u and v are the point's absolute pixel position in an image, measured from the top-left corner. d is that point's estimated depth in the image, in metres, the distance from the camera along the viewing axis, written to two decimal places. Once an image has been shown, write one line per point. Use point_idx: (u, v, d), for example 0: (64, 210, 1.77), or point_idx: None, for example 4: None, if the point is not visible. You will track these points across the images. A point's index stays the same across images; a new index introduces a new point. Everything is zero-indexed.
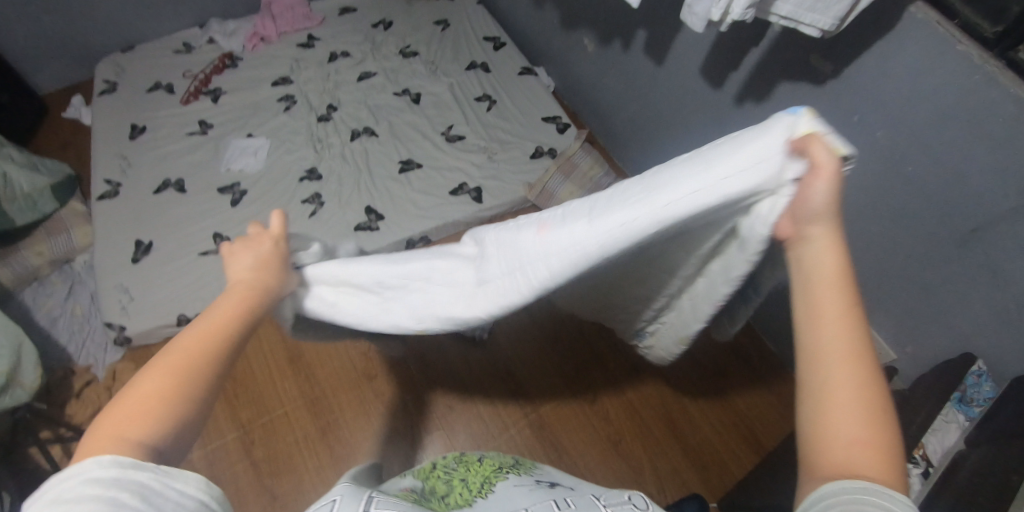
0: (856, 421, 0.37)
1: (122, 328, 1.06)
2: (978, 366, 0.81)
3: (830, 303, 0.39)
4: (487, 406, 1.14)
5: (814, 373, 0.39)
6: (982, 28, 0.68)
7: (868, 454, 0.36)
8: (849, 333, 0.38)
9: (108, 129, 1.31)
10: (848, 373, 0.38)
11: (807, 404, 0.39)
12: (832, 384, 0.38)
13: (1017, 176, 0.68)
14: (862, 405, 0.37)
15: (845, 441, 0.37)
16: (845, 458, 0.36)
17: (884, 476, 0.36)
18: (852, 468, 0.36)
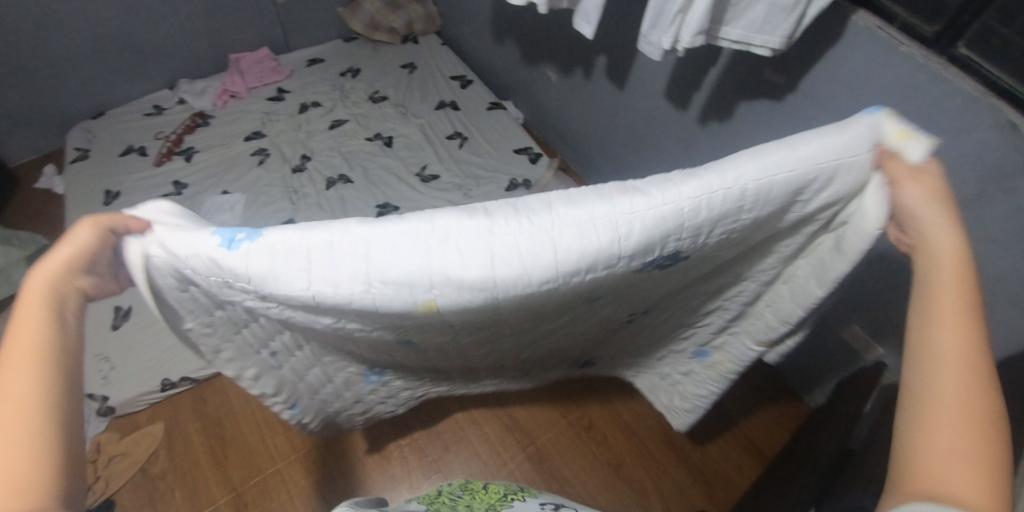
0: (955, 432, 0.38)
1: (105, 398, 1.06)
2: None
3: (946, 310, 0.42)
4: (483, 444, 1.12)
5: (921, 380, 0.41)
6: (921, 30, 0.71)
7: (964, 468, 0.36)
8: (962, 344, 0.41)
9: (81, 196, 1.30)
10: (956, 384, 0.40)
11: (913, 407, 0.41)
12: (940, 390, 0.40)
13: (976, 164, 0.70)
14: (966, 417, 0.38)
15: (941, 452, 0.37)
16: (941, 467, 0.37)
17: (980, 496, 0.35)
18: (944, 481, 0.36)
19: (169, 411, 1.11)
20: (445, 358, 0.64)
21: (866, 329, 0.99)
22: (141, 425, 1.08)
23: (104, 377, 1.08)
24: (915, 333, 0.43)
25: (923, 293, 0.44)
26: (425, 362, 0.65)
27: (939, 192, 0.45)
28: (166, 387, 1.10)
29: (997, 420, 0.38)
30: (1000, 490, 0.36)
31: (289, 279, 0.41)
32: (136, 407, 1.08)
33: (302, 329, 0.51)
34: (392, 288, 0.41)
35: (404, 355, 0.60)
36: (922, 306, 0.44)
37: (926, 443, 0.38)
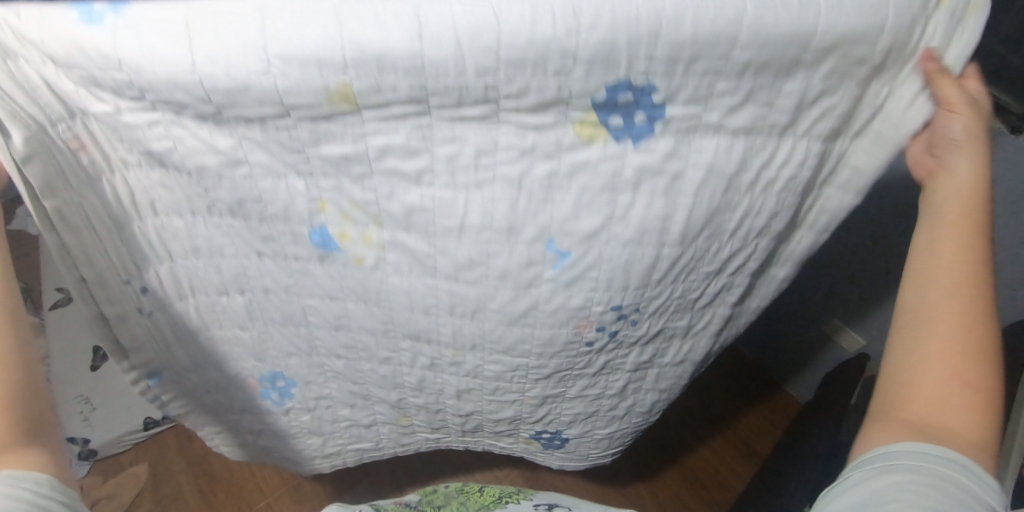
0: (943, 368, 0.38)
1: (86, 441, 1.04)
2: None
3: (948, 241, 0.40)
4: (476, 462, 1.11)
5: (916, 316, 0.41)
6: None
7: (951, 403, 0.38)
8: (959, 274, 0.39)
9: None
10: (950, 320, 0.39)
11: (901, 351, 0.41)
12: (931, 335, 0.39)
13: None
14: (958, 352, 0.38)
15: (929, 387, 0.39)
16: (927, 404, 0.38)
17: (966, 429, 0.37)
18: (931, 419, 0.38)
19: (155, 449, 1.09)
20: (411, 362, 0.57)
21: (848, 323, 0.99)
22: (125, 467, 1.06)
23: (85, 419, 1.06)
24: (916, 258, 0.42)
25: (927, 218, 0.41)
26: (392, 366, 0.59)
27: (971, 142, 0.38)
28: (150, 426, 1.08)
29: (991, 348, 0.38)
30: (986, 420, 0.37)
31: (159, 63, 0.29)
32: (119, 448, 1.06)
33: (244, 223, 0.42)
34: (292, 73, 0.29)
35: (366, 336, 0.54)
36: (921, 237, 0.41)
37: (913, 389, 0.39)
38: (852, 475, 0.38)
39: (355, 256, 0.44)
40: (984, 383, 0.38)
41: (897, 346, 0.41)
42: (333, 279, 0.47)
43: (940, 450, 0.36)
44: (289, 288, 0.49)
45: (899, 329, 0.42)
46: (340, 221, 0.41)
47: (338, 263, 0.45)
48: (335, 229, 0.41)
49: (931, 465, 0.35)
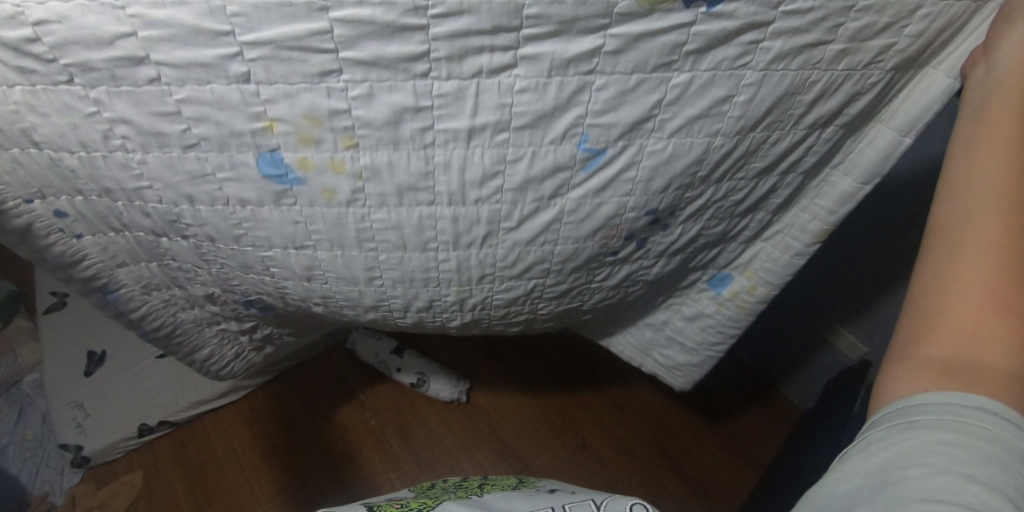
0: (984, 270, 0.36)
1: (79, 447, 1.02)
2: None
3: (1003, 140, 0.38)
4: (475, 469, 1.09)
5: (951, 215, 0.39)
6: None
7: (988, 310, 0.35)
8: (1000, 167, 0.37)
9: None
10: (994, 218, 0.37)
11: (938, 245, 0.39)
12: (965, 218, 0.38)
13: None
14: (1003, 251, 0.36)
15: (962, 293, 0.36)
16: (956, 311, 0.36)
17: (1003, 340, 0.34)
18: (962, 326, 0.36)
19: (147, 456, 1.07)
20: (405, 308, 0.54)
21: None
22: (119, 475, 1.04)
23: (78, 425, 1.05)
24: (955, 161, 0.40)
25: (979, 107, 0.39)
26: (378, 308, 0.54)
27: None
28: (143, 433, 1.06)
29: None
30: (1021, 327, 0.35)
31: None
32: (112, 455, 1.04)
33: (158, 156, 0.39)
34: None
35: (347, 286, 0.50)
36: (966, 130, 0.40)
37: (953, 289, 0.37)
38: (897, 426, 0.34)
39: (321, 190, 0.41)
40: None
41: (936, 237, 0.39)
42: (297, 224, 0.44)
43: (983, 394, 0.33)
44: (240, 228, 0.44)
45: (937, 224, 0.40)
46: (295, 145, 0.37)
47: (302, 201, 0.42)
48: (291, 158, 0.38)
49: (1000, 431, 0.31)
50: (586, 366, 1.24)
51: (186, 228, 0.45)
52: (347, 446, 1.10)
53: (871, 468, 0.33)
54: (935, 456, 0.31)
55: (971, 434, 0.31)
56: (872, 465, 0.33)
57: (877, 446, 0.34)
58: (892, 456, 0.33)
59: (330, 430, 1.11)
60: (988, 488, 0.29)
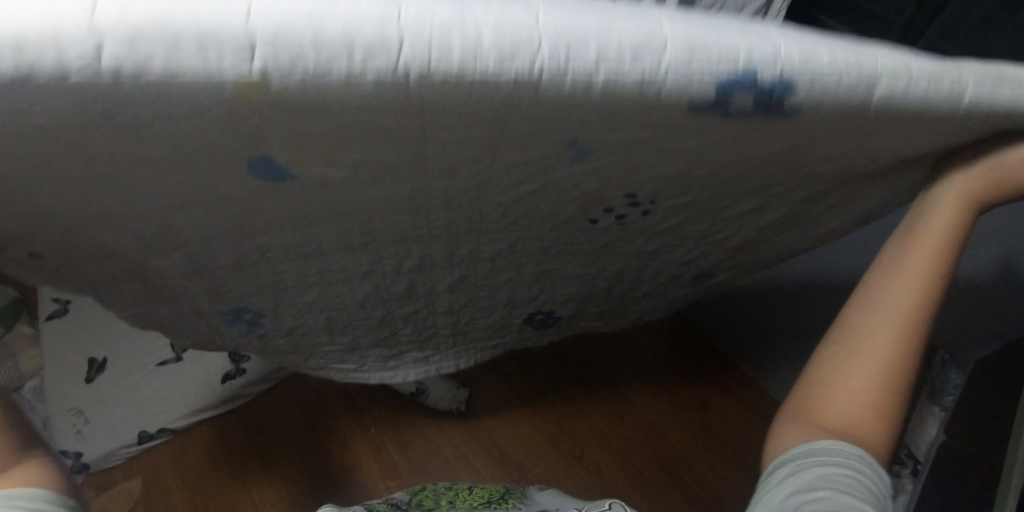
0: (891, 330, 0.47)
1: (79, 455, 1.03)
2: (940, 355, 0.91)
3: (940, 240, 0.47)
4: (474, 478, 1.09)
5: (887, 284, 0.49)
6: None
7: (878, 362, 0.47)
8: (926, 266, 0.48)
9: None
10: (907, 302, 0.48)
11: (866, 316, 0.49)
12: (892, 301, 0.48)
13: None
14: (911, 323, 0.47)
15: (877, 340, 0.47)
16: (859, 353, 0.48)
17: (881, 380, 0.46)
18: (860, 366, 0.47)
19: (144, 464, 1.07)
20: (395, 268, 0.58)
21: None
22: (116, 482, 1.04)
23: (77, 432, 1.05)
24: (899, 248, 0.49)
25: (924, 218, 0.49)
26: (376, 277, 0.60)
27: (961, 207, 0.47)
28: (142, 440, 1.06)
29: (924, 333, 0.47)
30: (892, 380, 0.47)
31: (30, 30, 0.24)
32: (111, 462, 1.05)
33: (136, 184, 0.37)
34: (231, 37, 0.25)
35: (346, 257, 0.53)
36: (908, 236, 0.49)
37: (870, 336, 0.48)
38: (808, 460, 0.43)
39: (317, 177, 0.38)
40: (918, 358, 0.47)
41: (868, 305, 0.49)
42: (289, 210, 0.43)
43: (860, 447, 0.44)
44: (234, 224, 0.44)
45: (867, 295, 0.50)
46: (288, 161, 0.35)
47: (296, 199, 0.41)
48: (281, 162, 0.35)
49: (880, 484, 0.41)
50: (582, 372, 1.25)
51: (175, 234, 0.45)
52: (346, 455, 1.10)
53: (791, 494, 0.41)
54: (831, 485, 0.40)
55: (866, 486, 0.40)
56: (791, 492, 0.41)
57: (794, 475, 0.42)
58: (807, 485, 0.41)
59: (330, 437, 1.12)
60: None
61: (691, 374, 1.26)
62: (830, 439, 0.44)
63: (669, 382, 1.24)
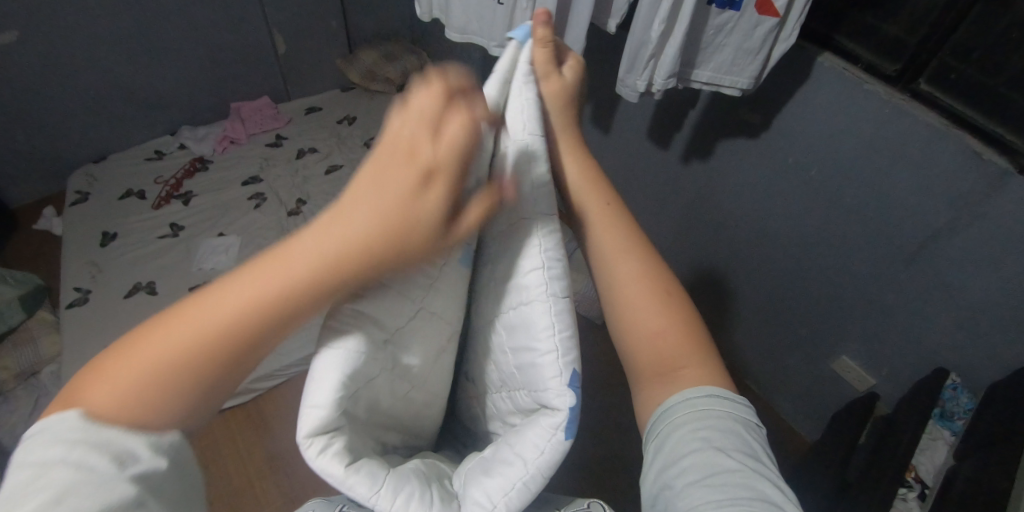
0: (653, 316, 0.46)
1: None
2: (952, 379, 0.89)
3: (601, 226, 0.47)
4: None
5: (605, 276, 0.47)
6: (884, 69, 0.82)
7: (669, 340, 0.45)
8: (611, 225, 0.47)
9: (79, 238, 1.32)
10: (628, 268, 0.46)
11: (618, 308, 0.46)
12: (621, 280, 0.46)
13: (942, 190, 0.79)
14: (648, 291, 0.46)
15: (650, 333, 0.45)
16: (650, 347, 0.45)
17: (688, 354, 0.44)
18: (664, 355, 0.45)
19: None
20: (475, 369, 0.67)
21: (855, 356, 1.04)
22: None
23: None
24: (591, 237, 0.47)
25: (580, 217, 0.48)
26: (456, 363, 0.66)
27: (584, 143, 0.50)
28: None
29: (666, 282, 0.47)
30: (695, 338, 0.45)
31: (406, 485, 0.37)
32: None
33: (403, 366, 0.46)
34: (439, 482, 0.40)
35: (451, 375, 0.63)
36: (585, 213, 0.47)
37: (638, 331, 0.46)
38: (667, 421, 0.42)
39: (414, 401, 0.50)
40: (678, 291, 0.47)
41: (609, 299, 0.47)
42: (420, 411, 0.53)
43: (715, 382, 0.43)
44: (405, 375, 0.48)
45: (604, 289, 0.47)
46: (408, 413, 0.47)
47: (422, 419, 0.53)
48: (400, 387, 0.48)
49: (734, 411, 0.41)
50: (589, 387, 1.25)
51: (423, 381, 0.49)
52: None
53: (662, 469, 0.40)
54: (695, 441, 0.39)
55: (723, 420, 0.40)
56: (660, 466, 0.40)
57: (657, 449, 0.41)
58: (669, 457, 0.40)
59: None
60: (743, 456, 0.38)
61: None
62: (695, 384, 0.43)
63: None
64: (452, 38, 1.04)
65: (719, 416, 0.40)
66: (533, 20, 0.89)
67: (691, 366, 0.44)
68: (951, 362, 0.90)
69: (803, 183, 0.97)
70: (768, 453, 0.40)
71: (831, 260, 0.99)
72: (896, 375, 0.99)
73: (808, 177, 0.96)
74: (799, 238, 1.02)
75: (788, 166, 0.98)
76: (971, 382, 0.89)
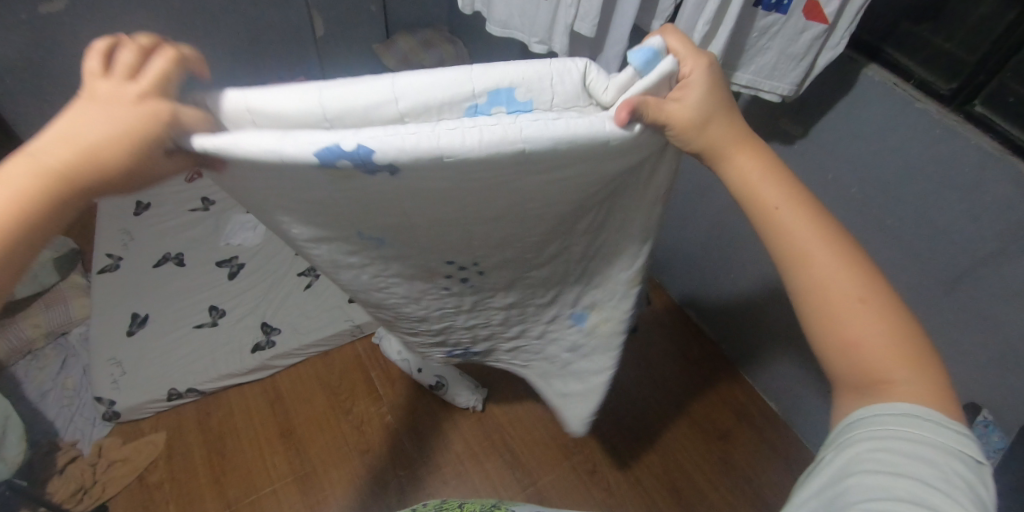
0: (868, 324, 0.42)
1: (112, 403, 1.07)
2: (984, 415, 0.85)
3: (800, 226, 0.44)
4: (483, 478, 1.09)
5: (803, 280, 0.44)
6: (938, 87, 0.78)
7: (881, 350, 0.41)
8: (807, 228, 0.44)
9: (113, 205, 1.36)
10: (831, 272, 0.43)
11: (816, 316, 0.43)
12: (821, 285, 0.43)
13: (991, 220, 0.75)
14: (858, 300, 0.42)
15: (856, 344, 0.42)
16: (864, 356, 0.42)
17: (906, 368, 0.41)
18: (874, 367, 0.41)
19: (173, 420, 1.11)
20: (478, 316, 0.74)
21: None
22: (143, 433, 1.09)
23: (114, 381, 1.09)
24: (780, 241, 0.44)
25: (761, 219, 0.45)
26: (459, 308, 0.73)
27: (752, 145, 0.45)
28: (171, 397, 1.10)
29: (878, 285, 0.43)
30: (915, 350, 0.41)
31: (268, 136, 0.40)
32: (140, 414, 1.09)
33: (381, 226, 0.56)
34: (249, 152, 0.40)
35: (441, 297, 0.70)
36: (762, 219, 0.45)
37: (845, 339, 0.42)
38: (848, 436, 0.41)
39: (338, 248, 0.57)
40: (880, 296, 0.42)
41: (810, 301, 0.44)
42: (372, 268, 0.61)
43: (914, 402, 0.39)
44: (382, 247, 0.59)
45: (801, 301, 0.44)
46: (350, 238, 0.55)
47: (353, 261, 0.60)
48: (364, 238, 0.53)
49: (932, 441, 0.37)
50: (602, 388, 1.24)
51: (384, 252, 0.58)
52: (360, 437, 1.11)
53: (832, 482, 0.39)
54: (868, 461, 0.38)
55: (911, 446, 0.37)
56: (830, 479, 0.39)
57: (836, 453, 0.41)
58: (843, 468, 0.39)
59: (346, 421, 1.13)
60: (920, 485, 0.35)
61: (713, 402, 1.23)
62: (893, 401, 0.40)
63: (689, 407, 1.22)
64: (492, 31, 1.03)
65: (905, 441, 0.38)
66: (577, 17, 0.88)
67: (903, 383, 0.40)
68: (984, 397, 0.86)
69: (841, 200, 0.94)
70: (972, 494, 0.35)
71: None
72: None
73: (848, 194, 0.92)
74: None
75: (827, 182, 0.94)
76: (1004, 420, 0.86)
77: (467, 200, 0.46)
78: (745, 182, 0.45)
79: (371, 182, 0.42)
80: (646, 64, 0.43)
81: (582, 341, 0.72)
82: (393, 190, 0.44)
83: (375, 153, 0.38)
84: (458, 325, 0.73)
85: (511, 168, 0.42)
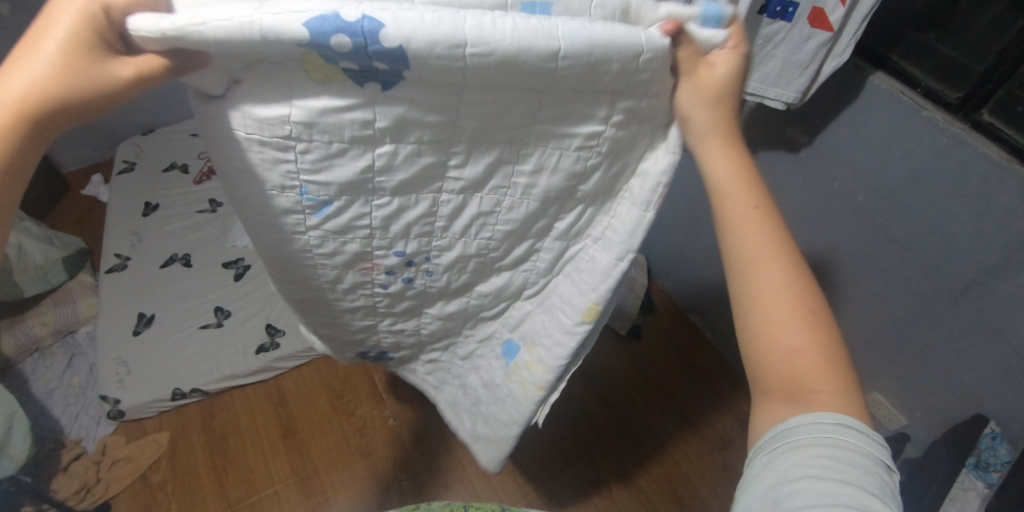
0: (798, 332, 0.41)
1: (117, 401, 1.08)
2: (991, 427, 0.85)
3: (760, 227, 0.42)
4: (484, 483, 1.09)
5: (743, 281, 0.43)
6: (946, 96, 0.78)
7: (802, 359, 0.40)
8: (767, 230, 0.43)
9: (122, 205, 1.37)
10: (769, 276, 0.42)
11: (745, 322, 0.43)
12: (763, 288, 0.42)
13: (997, 231, 0.75)
14: (794, 310, 0.41)
15: (784, 350, 0.41)
16: (784, 364, 0.41)
17: (830, 380, 0.40)
18: (796, 375, 0.40)
19: (177, 420, 1.11)
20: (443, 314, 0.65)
21: (888, 394, 0.99)
22: (147, 432, 1.09)
23: (119, 380, 1.10)
24: (732, 242, 0.43)
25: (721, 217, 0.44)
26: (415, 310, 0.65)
27: (736, 144, 0.44)
28: (176, 397, 1.10)
29: (816, 299, 0.42)
30: (839, 367, 0.40)
31: None
32: (144, 413, 1.09)
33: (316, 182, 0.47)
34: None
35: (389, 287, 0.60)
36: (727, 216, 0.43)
37: (774, 345, 0.41)
38: (783, 440, 0.39)
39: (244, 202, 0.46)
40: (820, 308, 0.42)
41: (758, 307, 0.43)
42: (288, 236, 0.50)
43: (848, 415, 0.38)
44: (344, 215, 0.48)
45: (742, 302, 0.43)
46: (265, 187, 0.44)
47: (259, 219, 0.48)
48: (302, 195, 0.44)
49: (863, 448, 0.36)
50: (605, 395, 1.23)
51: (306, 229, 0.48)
52: (362, 440, 1.11)
53: (770, 490, 0.37)
54: (810, 468, 0.36)
55: (848, 453, 0.36)
56: (770, 485, 0.37)
57: (767, 467, 0.38)
58: (782, 475, 0.37)
59: (349, 424, 1.13)
60: (865, 494, 0.34)
61: (717, 411, 1.22)
62: (821, 410, 0.38)
63: (693, 415, 1.21)
64: None
65: (842, 449, 0.36)
66: None
67: (825, 392, 0.39)
68: (990, 409, 0.86)
69: (846, 209, 0.93)
70: (896, 502, 0.35)
71: (868, 290, 0.95)
72: (931, 414, 0.94)
73: (853, 203, 0.92)
74: (837, 265, 0.98)
75: (833, 190, 0.94)
76: (1010, 432, 0.85)
77: (443, 126, 0.40)
78: (718, 175, 0.44)
79: (354, 84, 0.36)
80: (711, 17, 0.40)
81: (502, 381, 0.65)
82: (370, 99, 0.38)
83: (383, 28, 0.32)
84: (380, 327, 0.65)
85: (524, 75, 0.36)
